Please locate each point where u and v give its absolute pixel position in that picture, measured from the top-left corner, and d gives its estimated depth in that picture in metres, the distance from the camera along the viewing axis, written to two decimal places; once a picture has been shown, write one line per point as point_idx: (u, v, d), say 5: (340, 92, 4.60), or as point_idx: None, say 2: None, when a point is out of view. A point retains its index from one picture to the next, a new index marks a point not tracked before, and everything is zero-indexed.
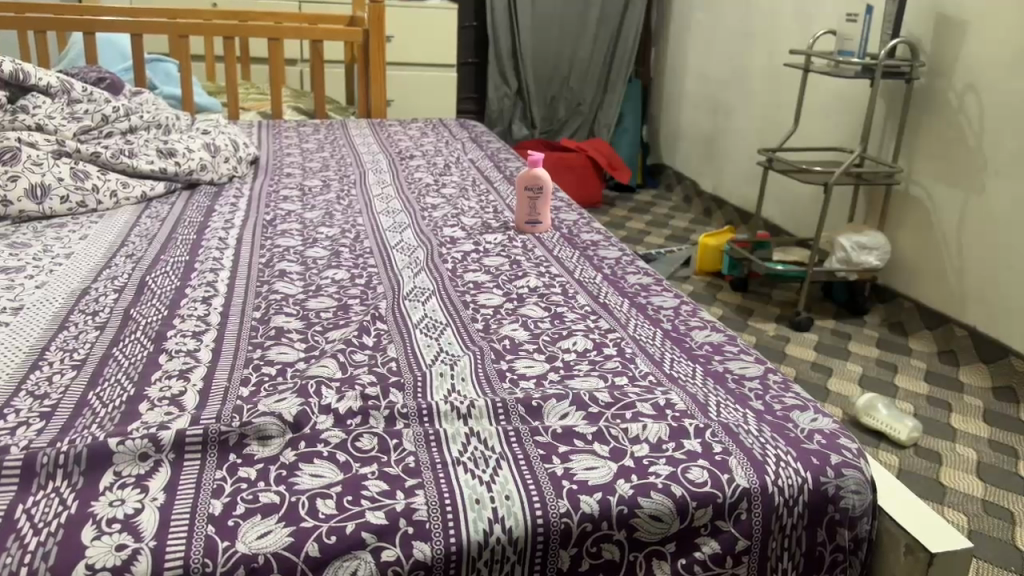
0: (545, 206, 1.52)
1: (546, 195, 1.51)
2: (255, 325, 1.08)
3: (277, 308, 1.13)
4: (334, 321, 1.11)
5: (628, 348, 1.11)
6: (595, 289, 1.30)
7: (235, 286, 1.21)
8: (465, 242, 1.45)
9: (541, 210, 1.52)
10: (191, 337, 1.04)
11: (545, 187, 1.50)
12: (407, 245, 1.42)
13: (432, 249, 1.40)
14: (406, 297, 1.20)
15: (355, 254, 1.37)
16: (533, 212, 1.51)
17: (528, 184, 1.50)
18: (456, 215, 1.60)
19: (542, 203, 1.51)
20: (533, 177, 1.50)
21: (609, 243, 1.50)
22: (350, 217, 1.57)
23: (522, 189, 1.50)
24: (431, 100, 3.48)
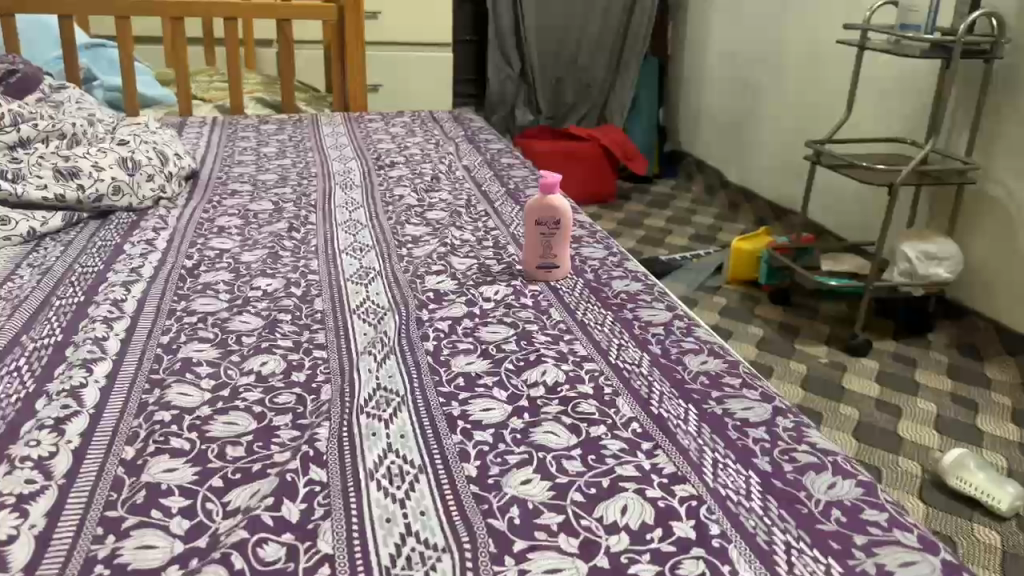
0: (565, 246, 1.12)
1: (565, 232, 1.11)
2: (122, 481, 0.70)
3: (162, 442, 0.75)
4: (245, 466, 0.71)
5: (712, 522, 0.65)
6: (642, 380, 0.87)
7: (112, 396, 0.82)
8: (454, 297, 1.06)
9: (558, 252, 1.12)
10: (10, 511, 0.66)
11: (565, 222, 1.10)
12: (373, 309, 1.02)
13: (406, 314, 1.00)
14: (362, 407, 0.80)
15: (298, 327, 0.97)
16: (546, 253, 1.12)
17: (540, 218, 1.10)
18: (444, 253, 1.20)
19: (559, 243, 1.11)
20: (546, 209, 1.09)
21: (650, 292, 1.10)
22: (301, 259, 1.18)
23: (532, 225, 1.11)
24: (415, 92, 3.07)
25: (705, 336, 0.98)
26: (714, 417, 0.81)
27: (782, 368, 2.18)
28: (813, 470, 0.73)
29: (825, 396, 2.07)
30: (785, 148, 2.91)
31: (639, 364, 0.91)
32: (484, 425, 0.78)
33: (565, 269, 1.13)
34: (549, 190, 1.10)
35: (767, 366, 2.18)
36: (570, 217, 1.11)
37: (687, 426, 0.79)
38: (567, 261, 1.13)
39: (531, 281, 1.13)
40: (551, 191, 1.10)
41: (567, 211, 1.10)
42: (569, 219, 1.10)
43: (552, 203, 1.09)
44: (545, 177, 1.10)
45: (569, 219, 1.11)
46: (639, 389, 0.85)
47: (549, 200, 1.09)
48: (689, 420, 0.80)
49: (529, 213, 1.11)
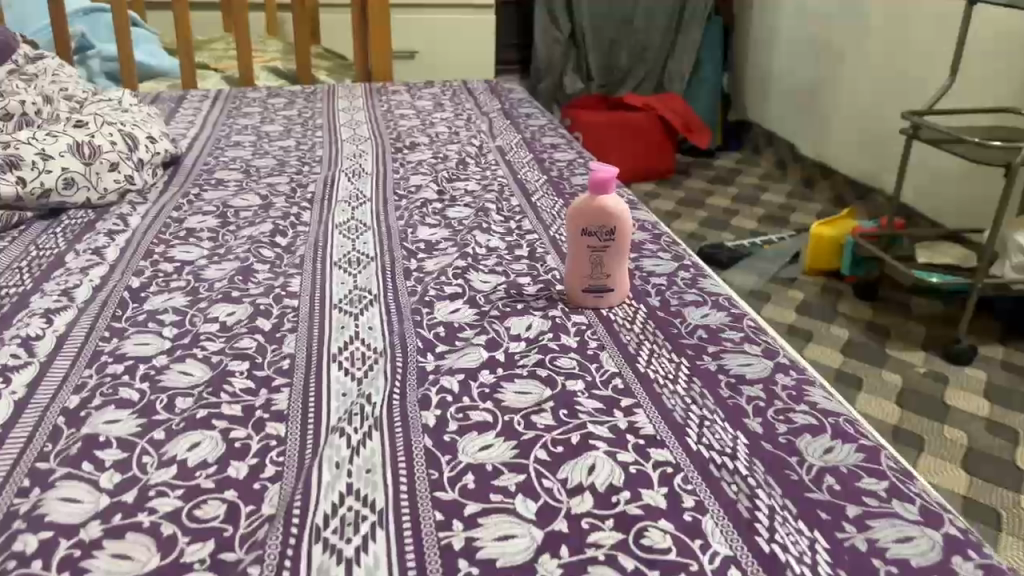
0: (622, 263, 0.84)
1: (622, 244, 0.83)
2: None
3: None
4: None
5: None
6: (737, 481, 0.59)
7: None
8: (471, 334, 0.79)
9: (612, 270, 0.84)
10: None
11: (623, 231, 0.82)
12: (359, 353, 0.76)
13: (402, 361, 0.73)
14: (319, 533, 0.54)
15: (253, 385, 0.71)
16: (596, 273, 0.84)
17: (589, 226, 0.82)
18: (462, 266, 0.93)
19: (614, 258, 0.83)
20: (598, 214, 0.81)
21: (737, 327, 0.81)
22: (279, 275, 0.91)
23: (577, 235, 0.82)
24: (447, 58, 2.69)
25: (822, 400, 0.70)
26: (855, 557, 0.52)
27: (872, 378, 1.85)
28: None
29: (926, 414, 1.74)
30: (871, 119, 2.54)
31: (730, 452, 0.62)
32: (499, 570, 0.51)
33: (621, 292, 0.85)
34: (601, 188, 0.81)
35: (855, 377, 1.85)
36: (629, 225, 0.83)
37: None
38: (623, 281, 0.85)
39: (575, 307, 0.85)
40: (604, 190, 0.81)
41: (626, 216, 0.82)
42: (627, 227, 0.82)
43: (606, 207, 0.81)
44: (596, 171, 0.82)
45: (627, 227, 0.83)
46: (736, 502, 0.57)
47: (602, 202, 0.81)
48: (816, 562, 0.52)
49: (574, 220, 0.82)
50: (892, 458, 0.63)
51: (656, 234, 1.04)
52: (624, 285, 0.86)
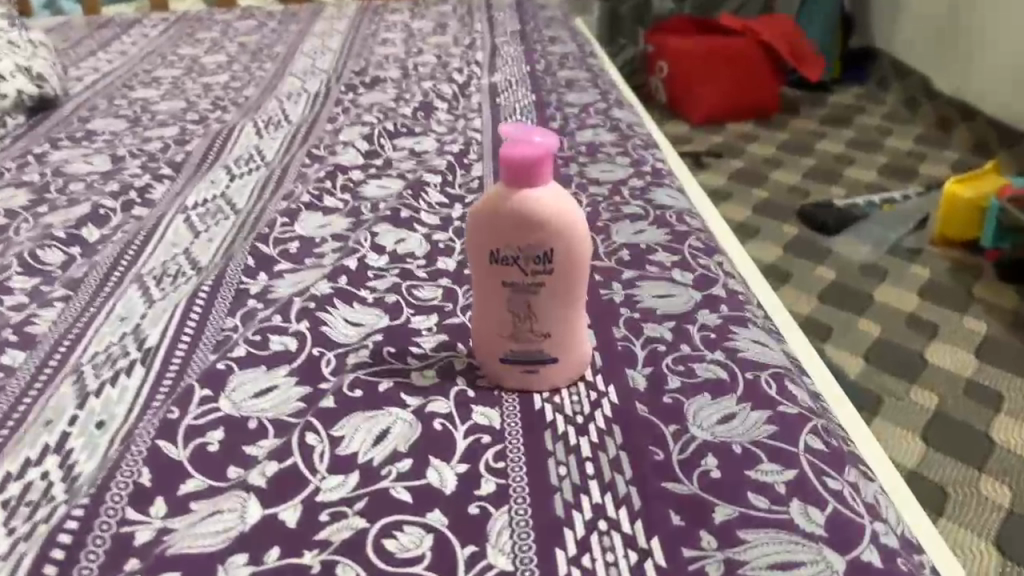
0: (572, 313, 0.45)
1: (568, 283, 0.44)
2: None
3: None
4: None
5: None
6: None
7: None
8: (267, 449, 0.42)
9: (554, 327, 0.45)
10: None
11: (568, 258, 0.43)
12: (35, 494, 0.41)
13: (83, 524, 0.38)
14: None
15: None
16: (522, 333, 0.45)
17: (502, 250, 0.43)
18: (327, 291, 0.55)
19: (557, 307, 0.44)
20: (516, 227, 0.42)
21: (784, 457, 0.41)
22: (35, 301, 0.57)
23: (483, 265, 0.44)
24: None
25: None
26: None
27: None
28: None
29: None
30: None
31: None
32: None
33: (575, 363, 0.46)
34: (522, 175, 0.42)
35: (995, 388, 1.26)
36: (579, 246, 0.43)
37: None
38: (578, 343, 0.46)
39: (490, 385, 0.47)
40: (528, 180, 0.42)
41: (574, 231, 0.43)
42: (576, 248, 0.43)
43: (531, 214, 0.42)
44: (512, 144, 0.42)
45: (577, 250, 0.43)
46: None
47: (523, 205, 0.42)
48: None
49: (473, 235, 0.44)
50: None
51: (679, 231, 0.63)
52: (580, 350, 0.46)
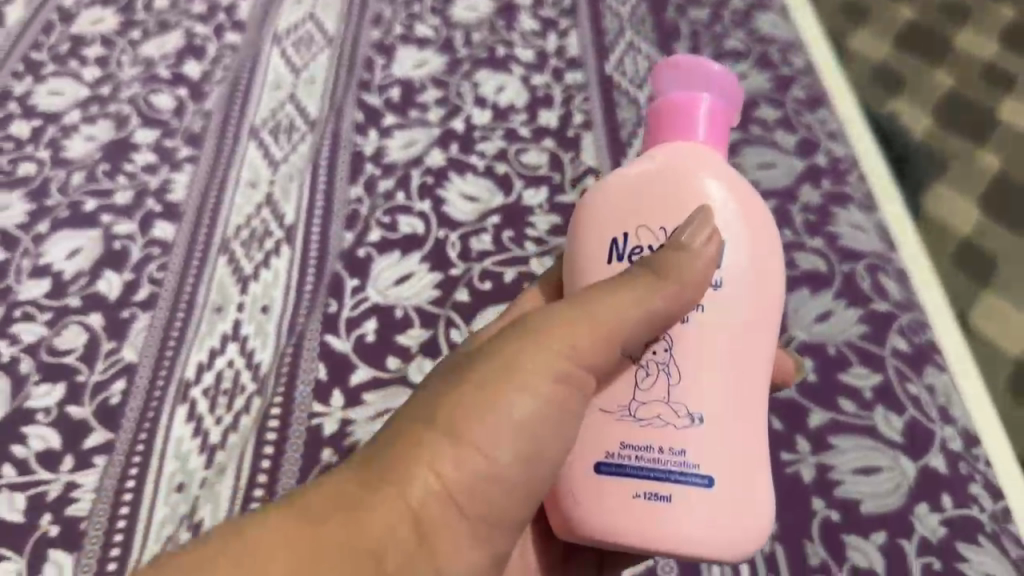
0: (728, 374, 0.33)
1: (732, 296, 0.33)
2: None
3: None
4: None
5: None
6: None
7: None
8: (412, 347, 0.49)
9: (699, 395, 0.33)
10: None
11: (735, 248, 0.34)
12: (229, 383, 0.48)
13: (283, 417, 0.47)
14: None
15: (55, 448, 0.46)
16: (654, 398, 0.33)
17: (635, 236, 0.34)
18: (440, 162, 0.58)
19: (709, 356, 0.33)
20: (669, 179, 0.34)
21: (873, 358, 0.48)
22: (164, 161, 0.59)
23: (606, 261, 0.35)
24: None
25: None
26: None
27: None
28: None
29: None
30: None
31: None
32: None
33: (715, 493, 0.32)
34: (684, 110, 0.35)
35: None
36: (753, 240, 0.34)
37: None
38: (738, 454, 0.33)
39: (589, 535, 0.33)
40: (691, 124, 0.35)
41: (745, 206, 0.35)
42: (748, 236, 0.34)
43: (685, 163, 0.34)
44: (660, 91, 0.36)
45: (750, 239, 0.34)
46: None
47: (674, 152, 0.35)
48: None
49: (600, 214, 0.35)
50: None
51: (783, 76, 0.63)
52: (737, 465, 0.33)
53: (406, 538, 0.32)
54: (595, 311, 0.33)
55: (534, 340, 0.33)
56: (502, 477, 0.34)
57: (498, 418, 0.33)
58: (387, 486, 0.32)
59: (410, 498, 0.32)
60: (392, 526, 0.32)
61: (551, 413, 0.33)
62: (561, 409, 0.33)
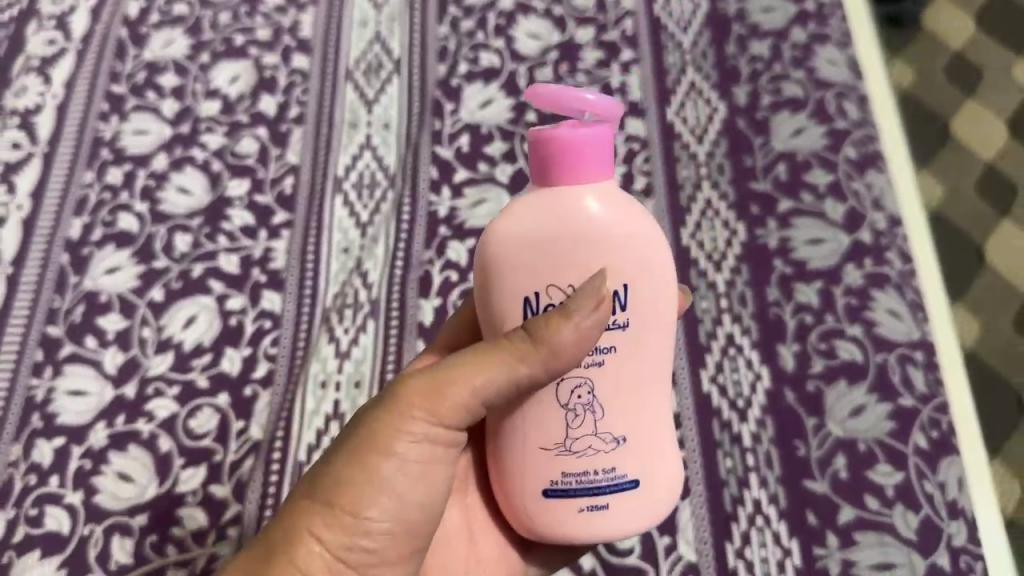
0: (639, 404, 0.45)
1: (637, 334, 0.44)
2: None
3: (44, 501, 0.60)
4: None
5: None
6: (733, 446, 0.58)
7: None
8: (497, 156, 0.70)
9: (619, 423, 0.45)
10: None
11: (633, 295, 0.44)
12: (368, 180, 0.70)
13: (411, 206, 0.68)
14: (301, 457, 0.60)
15: (252, 222, 0.69)
16: (583, 434, 0.44)
17: (545, 294, 0.44)
18: (510, 7, 0.75)
19: (622, 392, 0.45)
20: (562, 233, 0.43)
21: (830, 163, 0.67)
22: (291, 5, 0.78)
23: (517, 319, 0.45)
24: None
25: (883, 319, 0.62)
26: None
27: None
28: None
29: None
30: None
31: (744, 405, 0.59)
32: None
33: (642, 491, 0.45)
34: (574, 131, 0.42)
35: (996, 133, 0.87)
36: (648, 275, 0.44)
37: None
38: (651, 457, 0.46)
39: (543, 531, 0.46)
40: (575, 150, 0.42)
41: (631, 233, 0.43)
42: (649, 271, 0.44)
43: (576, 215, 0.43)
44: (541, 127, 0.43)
45: (650, 280, 0.44)
46: (728, 483, 0.57)
47: (568, 197, 0.43)
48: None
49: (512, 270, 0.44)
50: (929, 426, 0.58)
51: None
52: (652, 457, 0.46)
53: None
54: (454, 385, 0.44)
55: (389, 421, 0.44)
56: (401, 508, 0.45)
57: (397, 467, 0.45)
58: (305, 538, 0.44)
59: (319, 550, 0.44)
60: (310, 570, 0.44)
61: (423, 462, 0.46)
62: (429, 458, 0.46)
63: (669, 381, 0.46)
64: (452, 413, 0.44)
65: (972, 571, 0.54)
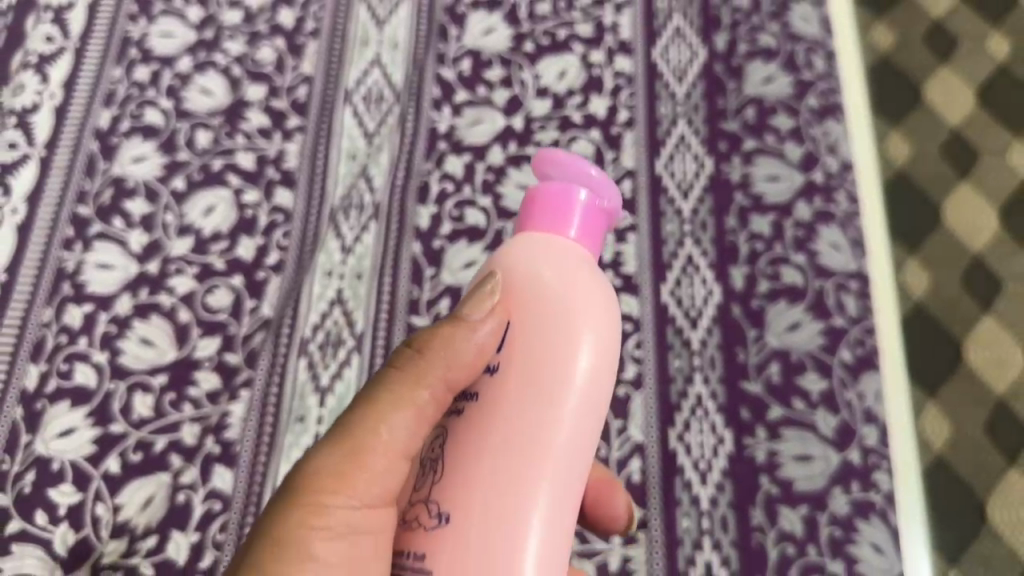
0: (486, 481, 0.40)
1: (506, 375, 0.42)
2: (29, 426, 0.65)
3: (73, 357, 0.67)
4: (158, 427, 0.65)
5: None
6: (684, 348, 0.67)
7: (24, 259, 0.71)
8: (495, 81, 0.77)
9: (449, 499, 0.41)
10: None
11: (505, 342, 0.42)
12: (376, 93, 0.77)
13: (414, 120, 0.75)
14: (306, 333, 0.68)
15: (269, 125, 0.76)
16: (425, 490, 0.42)
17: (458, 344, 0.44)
18: None
19: (473, 450, 0.41)
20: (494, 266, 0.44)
21: (793, 110, 0.75)
22: None
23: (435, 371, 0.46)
24: None
25: (825, 250, 0.70)
26: (748, 468, 0.63)
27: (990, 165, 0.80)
28: None
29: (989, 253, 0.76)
30: None
31: (696, 315, 0.68)
32: None
33: None
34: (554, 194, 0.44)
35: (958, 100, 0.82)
36: (542, 324, 0.42)
37: (699, 486, 0.62)
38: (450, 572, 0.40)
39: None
40: (556, 218, 0.44)
41: (546, 270, 0.42)
42: (557, 312, 0.42)
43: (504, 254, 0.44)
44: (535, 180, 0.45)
45: (539, 327, 0.42)
46: (677, 378, 0.66)
47: (525, 245, 0.44)
48: (709, 471, 0.63)
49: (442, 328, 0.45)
50: (854, 344, 0.67)
51: None
52: (493, 516, 0.40)
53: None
54: (363, 446, 0.44)
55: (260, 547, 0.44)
56: None
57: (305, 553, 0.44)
58: None
59: None
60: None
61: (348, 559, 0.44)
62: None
63: (552, 445, 0.41)
64: (362, 485, 0.44)
65: (879, 467, 0.63)
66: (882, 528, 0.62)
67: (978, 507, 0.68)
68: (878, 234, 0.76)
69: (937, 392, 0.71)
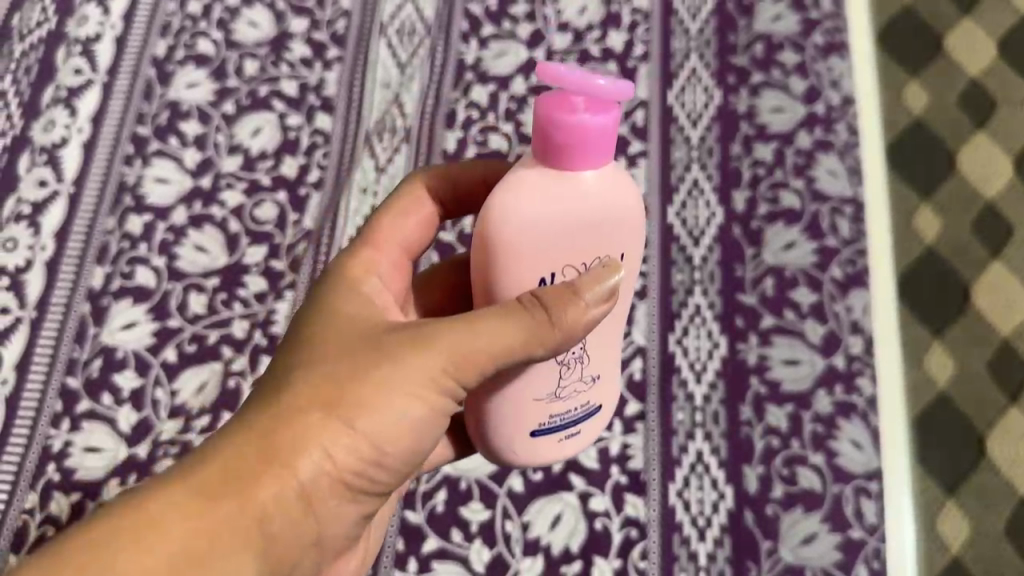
0: (610, 343, 0.49)
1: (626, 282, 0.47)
2: (96, 319, 0.73)
3: (134, 260, 0.75)
4: (210, 322, 0.73)
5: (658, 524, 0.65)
6: (687, 262, 0.72)
7: (89, 174, 0.78)
8: (519, 17, 0.82)
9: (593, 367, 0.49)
10: (28, 348, 0.72)
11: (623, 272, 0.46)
12: (408, 27, 0.83)
13: (444, 53, 0.81)
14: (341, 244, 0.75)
15: (311, 56, 0.82)
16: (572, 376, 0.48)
17: (559, 273, 0.45)
18: None
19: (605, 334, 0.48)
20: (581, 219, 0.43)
21: (799, 48, 0.80)
22: None
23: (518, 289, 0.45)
24: None
25: (823, 177, 0.75)
26: (741, 370, 0.69)
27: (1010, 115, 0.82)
28: (804, 504, 0.65)
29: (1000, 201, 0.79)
30: None
31: (700, 233, 0.73)
32: None
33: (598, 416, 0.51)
34: (557, 105, 0.40)
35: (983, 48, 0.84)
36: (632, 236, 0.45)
37: (695, 384, 0.68)
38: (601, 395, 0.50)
39: (509, 456, 0.50)
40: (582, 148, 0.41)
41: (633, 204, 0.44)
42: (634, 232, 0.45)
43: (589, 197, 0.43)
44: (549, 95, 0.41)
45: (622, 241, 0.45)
46: (680, 289, 0.71)
47: (606, 189, 0.43)
48: (704, 371, 0.69)
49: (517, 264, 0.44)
50: (845, 263, 0.73)
51: None
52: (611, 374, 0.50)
53: (292, 506, 0.43)
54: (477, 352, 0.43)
55: (354, 367, 0.43)
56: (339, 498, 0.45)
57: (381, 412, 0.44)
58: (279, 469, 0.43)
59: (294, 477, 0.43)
60: (273, 507, 0.42)
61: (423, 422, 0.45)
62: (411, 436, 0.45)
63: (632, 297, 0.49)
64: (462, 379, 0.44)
65: (862, 373, 0.69)
66: (862, 427, 0.68)
67: (974, 439, 0.71)
68: (880, 171, 0.78)
69: (942, 331, 0.74)
